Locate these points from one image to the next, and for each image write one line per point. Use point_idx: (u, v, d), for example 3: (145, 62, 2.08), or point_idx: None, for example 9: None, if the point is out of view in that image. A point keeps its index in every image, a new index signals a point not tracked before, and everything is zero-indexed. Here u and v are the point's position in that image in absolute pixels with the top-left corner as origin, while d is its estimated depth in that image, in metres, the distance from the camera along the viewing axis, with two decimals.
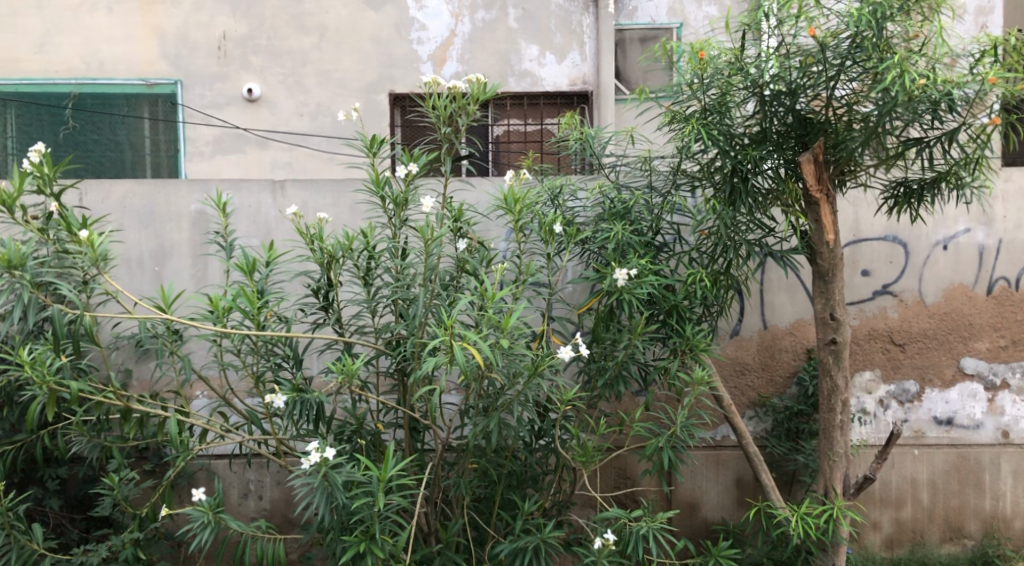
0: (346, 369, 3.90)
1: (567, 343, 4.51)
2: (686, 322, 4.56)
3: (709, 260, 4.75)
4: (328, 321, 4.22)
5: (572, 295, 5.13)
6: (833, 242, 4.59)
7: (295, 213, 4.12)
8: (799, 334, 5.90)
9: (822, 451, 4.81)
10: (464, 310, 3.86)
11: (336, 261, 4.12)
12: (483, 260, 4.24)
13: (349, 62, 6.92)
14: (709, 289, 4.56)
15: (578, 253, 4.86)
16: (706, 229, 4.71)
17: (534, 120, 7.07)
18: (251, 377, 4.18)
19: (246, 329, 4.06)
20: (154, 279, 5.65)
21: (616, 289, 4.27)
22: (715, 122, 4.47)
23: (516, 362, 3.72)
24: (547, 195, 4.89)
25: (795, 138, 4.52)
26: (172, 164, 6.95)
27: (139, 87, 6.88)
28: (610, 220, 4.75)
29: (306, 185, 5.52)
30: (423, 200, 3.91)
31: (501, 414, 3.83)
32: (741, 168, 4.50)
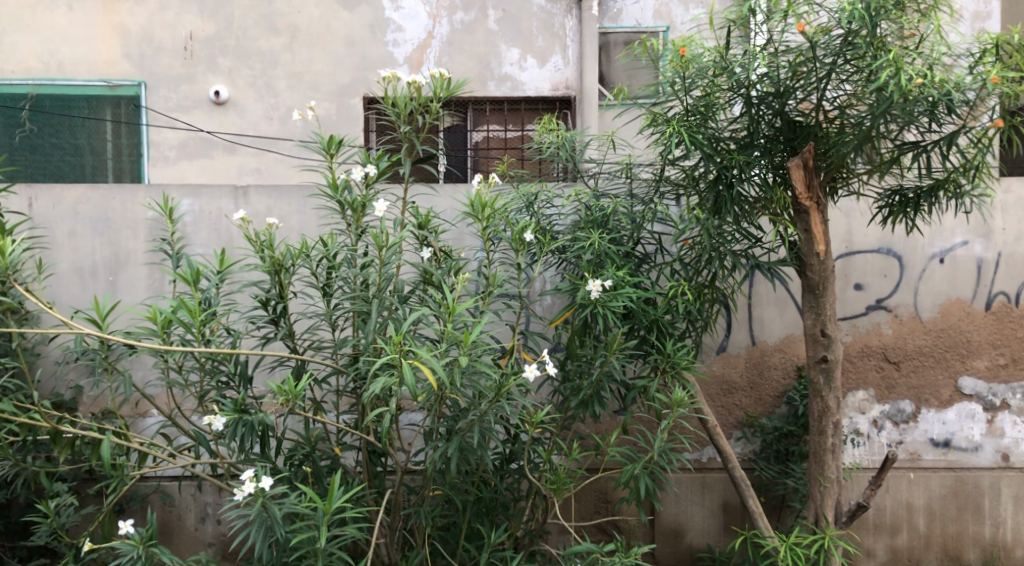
0: (294, 388, 3.58)
1: (540, 360, 4.21)
2: (668, 337, 4.26)
3: (692, 272, 4.46)
4: (279, 336, 3.88)
5: (549, 309, 4.83)
6: (825, 253, 4.27)
7: (243, 219, 3.83)
8: (789, 351, 5.61)
9: (812, 476, 4.50)
10: (423, 324, 3.55)
11: (287, 271, 3.81)
12: (449, 271, 3.93)
13: (321, 65, 6.64)
14: (693, 303, 4.26)
15: (554, 263, 4.56)
16: (689, 239, 4.42)
17: (514, 126, 6.79)
18: (195, 396, 3.86)
19: (189, 344, 3.74)
20: (108, 289, 5.33)
21: (589, 302, 3.97)
22: (700, 125, 4.16)
23: (479, 382, 3.41)
24: (521, 202, 4.61)
25: (783, 143, 4.26)
26: (135, 169, 6.64)
27: (100, 88, 6.57)
28: (587, 228, 4.46)
29: (269, 190, 5.21)
30: (377, 204, 3.66)
31: (463, 438, 3.51)
32: (727, 174, 4.19)
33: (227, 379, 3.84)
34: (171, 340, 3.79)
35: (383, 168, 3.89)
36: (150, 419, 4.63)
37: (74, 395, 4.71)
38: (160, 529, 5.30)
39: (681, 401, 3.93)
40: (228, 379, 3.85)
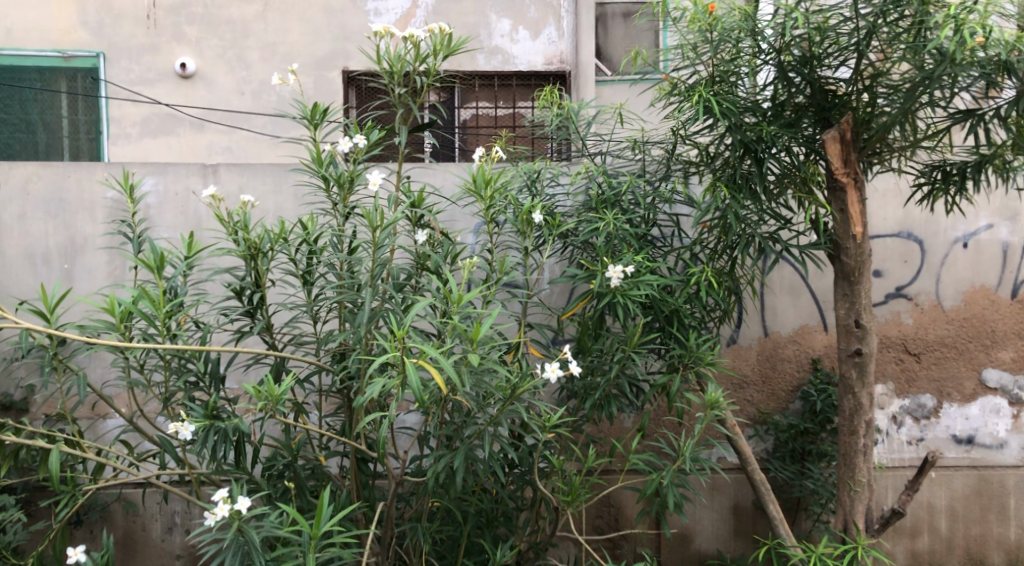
0: (273, 390, 3.11)
1: (548, 356, 3.77)
2: (689, 329, 3.83)
3: (711, 256, 4.06)
4: (254, 330, 3.38)
5: (553, 299, 4.40)
6: (861, 235, 3.89)
7: (212, 197, 3.30)
8: (804, 342, 5.23)
9: (841, 480, 4.12)
10: (422, 316, 3.10)
11: (264, 256, 3.31)
12: (447, 255, 3.49)
13: (296, 35, 6.13)
14: (714, 291, 3.85)
15: (559, 248, 4.14)
16: (708, 222, 4.01)
17: (505, 103, 6.33)
18: (159, 399, 3.36)
19: (152, 340, 3.25)
20: (63, 277, 4.81)
21: (607, 291, 3.54)
22: (725, 92, 3.77)
23: (487, 383, 2.95)
24: (523, 179, 4.18)
25: (815, 113, 3.89)
26: (93, 147, 6.09)
27: (54, 59, 6.01)
28: (597, 209, 4.03)
29: (241, 167, 4.73)
30: (370, 178, 3.20)
31: (468, 447, 3.06)
32: (754, 148, 3.80)
33: (194, 380, 3.34)
34: (130, 335, 3.30)
35: (373, 140, 3.38)
36: (109, 423, 4.17)
37: (25, 396, 4.20)
38: (122, 542, 4.80)
39: (713, 403, 3.51)
40: (197, 382, 3.34)
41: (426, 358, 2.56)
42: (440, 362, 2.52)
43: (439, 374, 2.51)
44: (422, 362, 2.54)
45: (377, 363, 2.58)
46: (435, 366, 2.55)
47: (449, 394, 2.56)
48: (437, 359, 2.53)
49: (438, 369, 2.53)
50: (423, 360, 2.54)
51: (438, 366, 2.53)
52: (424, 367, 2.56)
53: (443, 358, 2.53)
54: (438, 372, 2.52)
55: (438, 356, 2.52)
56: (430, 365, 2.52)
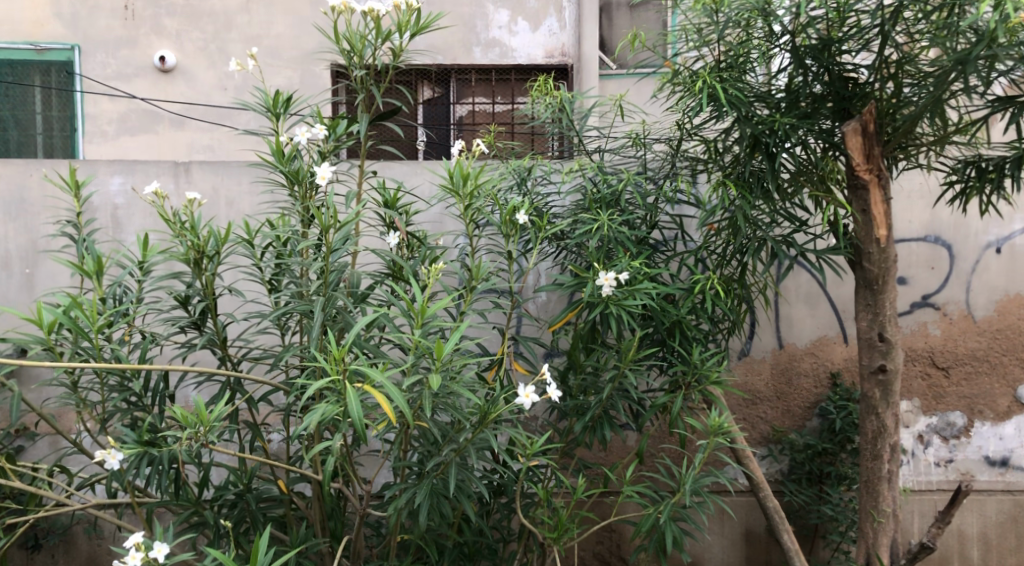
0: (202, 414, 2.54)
1: (535, 374, 3.38)
2: (692, 343, 3.43)
3: (719, 262, 3.69)
4: (204, 344, 3.02)
5: (548, 308, 4.04)
6: (886, 239, 3.47)
7: (156, 193, 2.99)
8: (822, 355, 4.82)
9: (863, 510, 3.69)
10: (386, 331, 2.73)
11: (212, 260, 2.95)
12: (424, 260, 3.18)
13: (281, 27, 5.78)
14: (722, 300, 3.45)
15: (551, 252, 3.77)
16: (716, 224, 3.63)
17: (503, 98, 5.97)
18: (97, 422, 3.00)
19: (88, 355, 2.91)
20: (24, 284, 4.12)
21: (599, 299, 3.15)
22: (732, 80, 3.39)
23: (454, 406, 2.58)
24: (512, 178, 3.82)
25: (834, 103, 3.48)
26: (67, 145, 5.77)
27: (27, 52, 5.71)
28: (593, 209, 3.65)
29: (215, 166, 4.31)
30: (321, 170, 2.85)
31: (435, 478, 2.68)
32: (765, 141, 3.41)
33: (134, 399, 2.98)
34: (64, 350, 2.96)
35: (339, 132, 3.05)
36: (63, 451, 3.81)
37: None
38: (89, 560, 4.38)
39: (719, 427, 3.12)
40: (137, 403, 2.97)
41: (371, 381, 2.20)
42: (387, 386, 2.15)
43: (386, 400, 2.14)
44: (365, 387, 2.18)
45: (316, 388, 2.20)
46: (381, 390, 2.19)
47: (398, 423, 2.19)
48: (383, 382, 2.16)
49: (385, 393, 2.17)
50: (368, 384, 2.18)
51: (384, 389, 2.17)
52: (370, 392, 2.20)
53: (390, 382, 2.17)
54: (384, 396, 2.16)
55: (384, 379, 2.16)
56: (374, 389, 2.16)
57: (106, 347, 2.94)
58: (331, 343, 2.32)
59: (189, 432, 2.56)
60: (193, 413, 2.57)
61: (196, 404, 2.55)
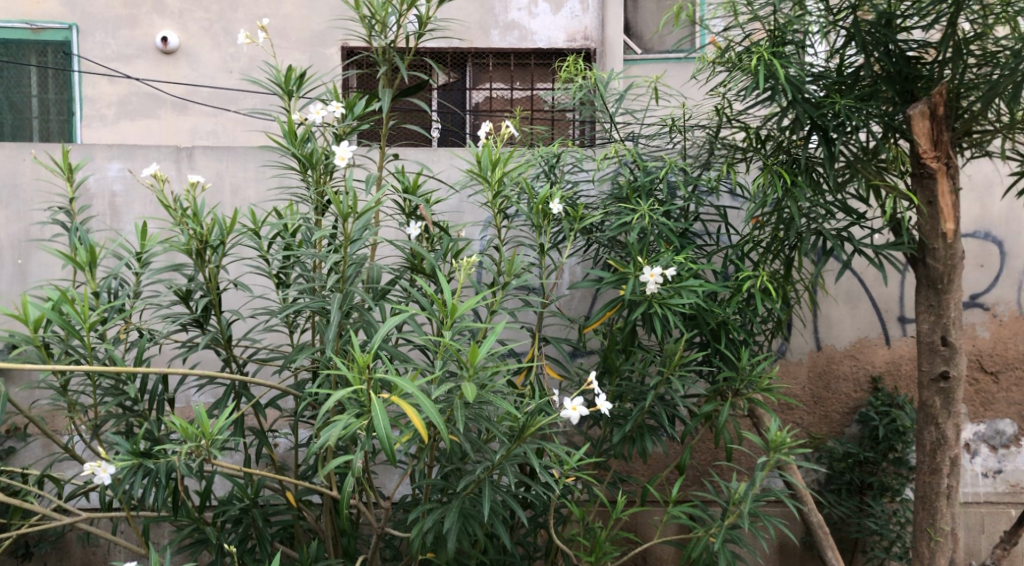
0: (207, 425, 2.19)
1: (567, 378, 3.08)
2: (739, 345, 3.15)
3: (764, 258, 3.40)
4: (206, 343, 2.73)
5: (573, 306, 3.76)
6: (953, 234, 3.20)
7: (154, 176, 2.69)
8: (862, 358, 4.44)
9: (918, 527, 3.37)
10: (410, 332, 2.45)
11: (215, 249, 2.66)
12: (447, 253, 2.90)
13: (290, 6, 5.48)
14: (773, 300, 3.18)
15: (582, 247, 3.48)
16: (761, 216, 3.34)
17: (523, 84, 5.67)
18: (88, 428, 2.71)
19: (80, 352, 2.63)
20: (15, 276, 3.77)
21: (641, 298, 2.85)
22: (788, 55, 3.11)
23: (489, 417, 2.28)
24: (540, 164, 3.50)
25: (897, 85, 3.20)
26: (64, 130, 5.48)
27: (22, 31, 5.43)
28: (628, 198, 3.36)
29: (220, 151, 4.04)
30: (340, 150, 2.58)
31: (464, 498, 2.37)
32: (824, 123, 3.14)
33: (130, 403, 2.69)
34: (52, 346, 2.67)
35: (357, 111, 2.76)
36: (67, 468, 3.53)
37: None
38: None
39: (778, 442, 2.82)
40: (133, 408, 2.68)
41: (398, 390, 1.88)
42: (418, 397, 1.84)
43: (418, 414, 1.83)
44: (392, 397, 1.87)
45: (335, 399, 1.89)
46: (411, 400, 1.88)
47: (431, 440, 1.88)
48: (413, 393, 1.84)
49: (415, 404, 1.86)
50: (396, 394, 1.87)
51: (414, 400, 1.86)
52: (398, 403, 1.89)
53: (422, 391, 1.86)
54: (414, 407, 1.85)
55: (415, 388, 1.85)
56: (403, 400, 1.84)
57: (99, 346, 2.65)
58: (351, 346, 2.01)
59: (189, 445, 2.22)
60: (196, 425, 2.23)
61: (198, 414, 2.19)
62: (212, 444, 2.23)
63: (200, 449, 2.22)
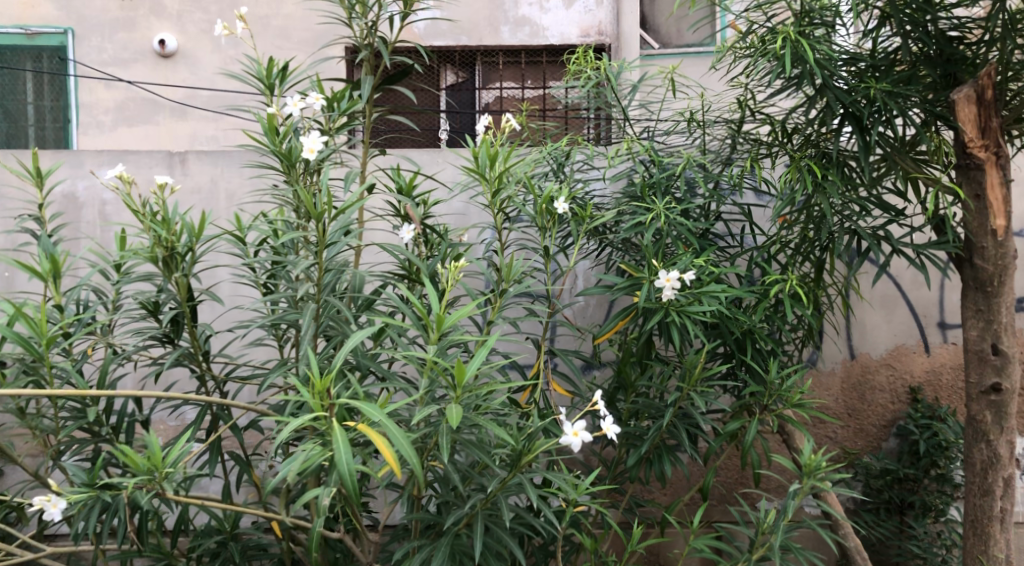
0: (159, 457, 1.86)
1: (577, 394, 2.81)
2: (766, 357, 2.87)
3: (792, 260, 3.11)
4: (180, 359, 2.50)
5: (587, 315, 3.49)
6: (1004, 230, 2.90)
7: (120, 178, 2.46)
8: (900, 367, 4.12)
9: (969, 555, 3.04)
10: (398, 347, 2.20)
11: (185, 258, 2.42)
12: (443, 259, 2.65)
13: (291, 6, 5.28)
14: (805, 306, 2.90)
15: (594, 250, 3.21)
16: (789, 214, 3.06)
17: (534, 82, 5.41)
18: (48, 454, 2.45)
19: (39, 373, 2.38)
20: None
21: (656, 305, 2.56)
22: (817, 35, 2.82)
23: (481, 443, 2.01)
24: (548, 162, 3.25)
25: (939, 69, 2.91)
26: (60, 137, 5.31)
27: (17, 37, 5.27)
28: (643, 196, 3.09)
29: (217, 156, 3.81)
30: (308, 143, 2.33)
31: (455, 534, 2.10)
32: (858, 111, 2.85)
33: (93, 426, 2.45)
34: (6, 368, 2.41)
35: (339, 106, 2.53)
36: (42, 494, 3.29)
37: None
38: None
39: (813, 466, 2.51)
40: (97, 432, 2.44)
41: (364, 416, 1.61)
42: (385, 424, 1.56)
43: (385, 445, 1.56)
44: (357, 425, 1.60)
45: (292, 427, 1.62)
46: (379, 428, 1.61)
47: (403, 475, 1.61)
48: (380, 420, 1.57)
49: (383, 433, 1.59)
50: (361, 421, 1.60)
51: (382, 428, 1.59)
52: (364, 431, 1.62)
53: (391, 419, 1.58)
54: (382, 438, 1.57)
55: (382, 415, 1.57)
56: (368, 429, 1.57)
57: (60, 364, 2.42)
58: (314, 364, 1.75)
59: (139, 479, 1.88)
60: (146, 456, 1.91)
61: (151, 444, 1.87)
62: (167, 477, 1.91)
63: (151, 482, 1.90)
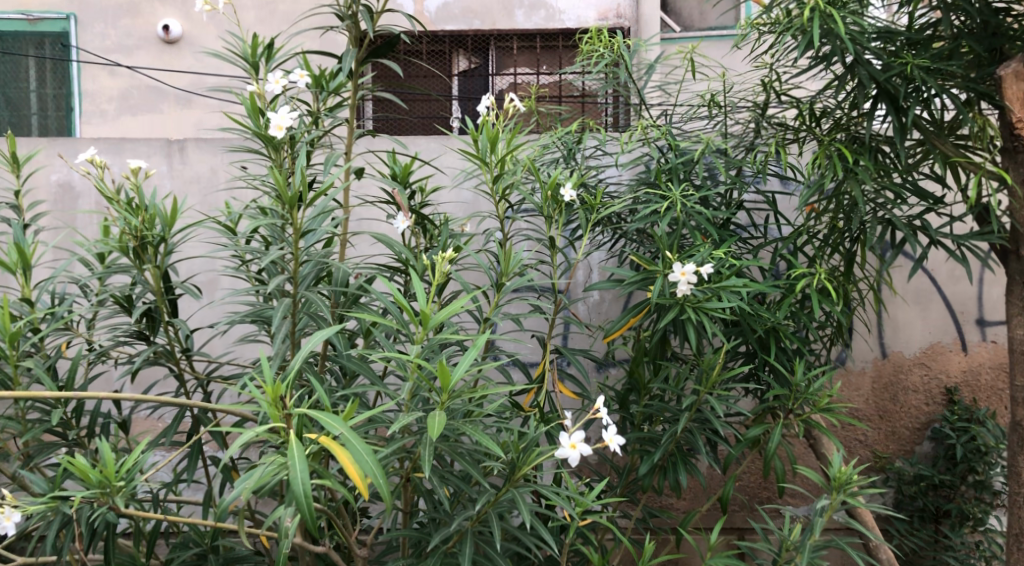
0: (111, 465, 1.74)
1: (584, 396, 2.60)
2: (790, 356, 2.65)
3: (821, 252, 2.88)
4: (157, 352, 2.34)
5: (601, 310, 3.29)
6: None
7: (90, 161, 2.30)
8: (935, 366, 3.85)
9: None
10: (384, 346, 2.01)
11: (159, 248, 2.26)
12: (440, 251, 2.46)
13: None
14: (833, 302, 2.67)
15: (606, 242, 3.01)
16: (817, 202, 2.83)
17: (549, 68, 5.15)
18: (16, 458, 2.29)
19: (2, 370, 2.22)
20: None
21: (670, 301, 2.33)
22: (849, 6, 2.58)
23: (472, 454, 1.82)
24: (557, 148, 3.05)
25: (983, 43, 2.66)
26: (63, 127, 5.13)
27: (19, 23, 5.11)
28: (658, 184, 2.87)
29: (215, 143, 3.51)
30: (281, 117, 2.14)
31: (444, 553, 1.91)
32: (893, 89, 2.60)
33: (62, 429, 2.30)
34: None
35: (330, 85, 2.35)
36: None
37: None
38: None
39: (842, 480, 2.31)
40: (66, 435, 2.29)
41: (325, 429, 1.46)
42: (348, 439, 1.42)
43: (349, 463, 1.41)
44: (317, 438, 1.45)
45: (244, 439, 1.47)
46: (342, 443, 1.46)
47: (369, 495, 1.46)
48: (343, 433, 1.42)
49: (347, 449, 1.44)
50: (321, 435, 1.45)
51: (345, 444, 1.44)
52: (327, 446, 1.46)
53: (355, 432, 1.43)
54: (345, 453, 1.43)
55: (345, 428, 1.43)
56: (330, 444, 1.42)
57: (26, 362, 2.26)
58: (269, 371, 1.60)
59: (90, 493, 1.76)
60: (98, 468, 1.79)
61: (102, 453, 1.75)
62: (120, 490, 1.79)
63: (103, 496, 1.78)
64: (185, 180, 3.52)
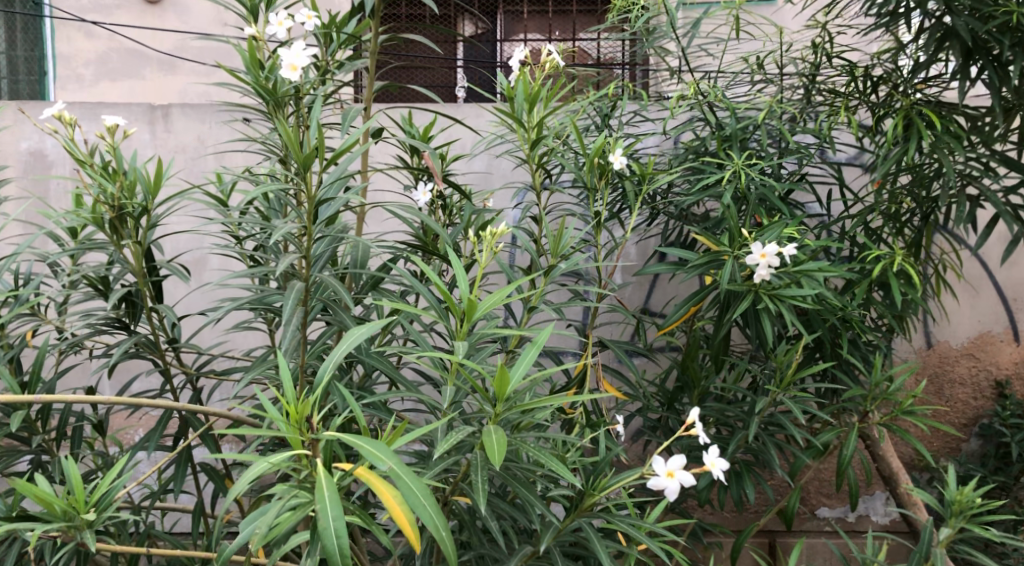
0: (81, 491, 1.43)
1: (631, 395, 2.28)
2: (860, 349, 2.34)
3: (889, 232, 2.55)
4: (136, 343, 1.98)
5: (627, 296, 2.96)
6: None
7: (57, 117, 1.93)
8: (984, 358, 3.38)
9: None
10: (416, 339, 1.68)
11: (137, 220, 1.89)
12: (469, 227, 2.12)
13: None
14: (911, 288, 2.35)
15: (645, 220, 2.67)
16: (891, 177, 2.49)
17: (562, 35, 4.62)
18: None
19: None
20: None
21: (743, 288, 2.01)
22: None
23: (526, 474, 1.52)
24: (592, 113, 2.69)
25: None
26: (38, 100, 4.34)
27: None
28: (710, 154, 2.53)
29: (203, 110, 3.14)
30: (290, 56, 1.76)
31: None
32: (989, 44, 2.28)
33: (26, 434, 1.94)
34: None
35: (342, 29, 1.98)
36: None
37: None
38: None
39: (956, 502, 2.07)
40: (30, 441, 1.93)
41: (364, 460, 1.21)
42: (397, 473, 1.14)
43: (392, 505, 1.17)
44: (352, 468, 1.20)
45: (252, 474, 1.19)
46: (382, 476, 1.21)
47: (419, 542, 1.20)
48: (391, 467, 1.14)
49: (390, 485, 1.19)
50: (359, 467, 1.20)
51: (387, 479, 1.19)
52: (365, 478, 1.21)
53: (406, 464, 1.15)
54: (387, 492, 1.17)
55: (393, 460, 1.15)
56: (367, 478, 1.18)
57: None
58: (289, 379, 1.30)
59: (54, 527, 1.44)
60: (65, 495, 1.47)
61: (67, 475, 1.44)
62: (92, 523, 1.47)
63: (70, 529, 1.46)
64: (169, 151, 3.15)
